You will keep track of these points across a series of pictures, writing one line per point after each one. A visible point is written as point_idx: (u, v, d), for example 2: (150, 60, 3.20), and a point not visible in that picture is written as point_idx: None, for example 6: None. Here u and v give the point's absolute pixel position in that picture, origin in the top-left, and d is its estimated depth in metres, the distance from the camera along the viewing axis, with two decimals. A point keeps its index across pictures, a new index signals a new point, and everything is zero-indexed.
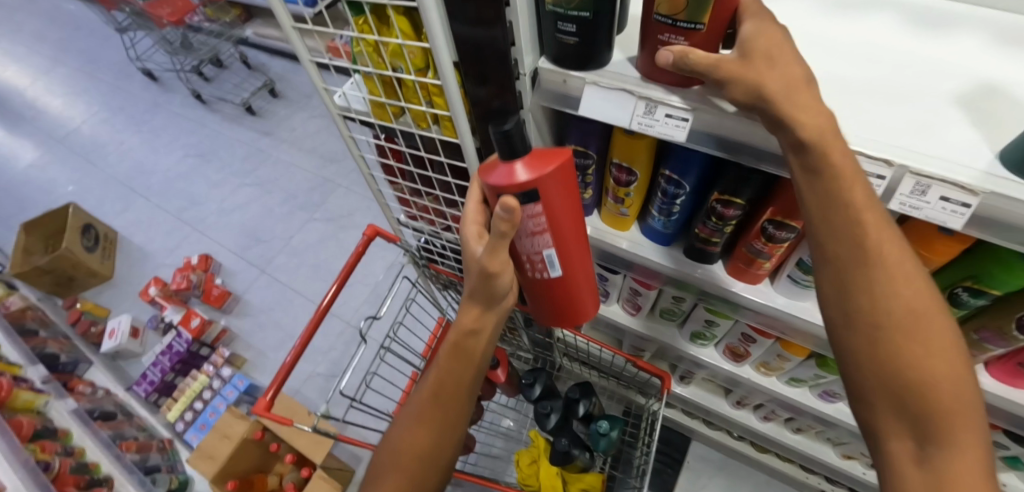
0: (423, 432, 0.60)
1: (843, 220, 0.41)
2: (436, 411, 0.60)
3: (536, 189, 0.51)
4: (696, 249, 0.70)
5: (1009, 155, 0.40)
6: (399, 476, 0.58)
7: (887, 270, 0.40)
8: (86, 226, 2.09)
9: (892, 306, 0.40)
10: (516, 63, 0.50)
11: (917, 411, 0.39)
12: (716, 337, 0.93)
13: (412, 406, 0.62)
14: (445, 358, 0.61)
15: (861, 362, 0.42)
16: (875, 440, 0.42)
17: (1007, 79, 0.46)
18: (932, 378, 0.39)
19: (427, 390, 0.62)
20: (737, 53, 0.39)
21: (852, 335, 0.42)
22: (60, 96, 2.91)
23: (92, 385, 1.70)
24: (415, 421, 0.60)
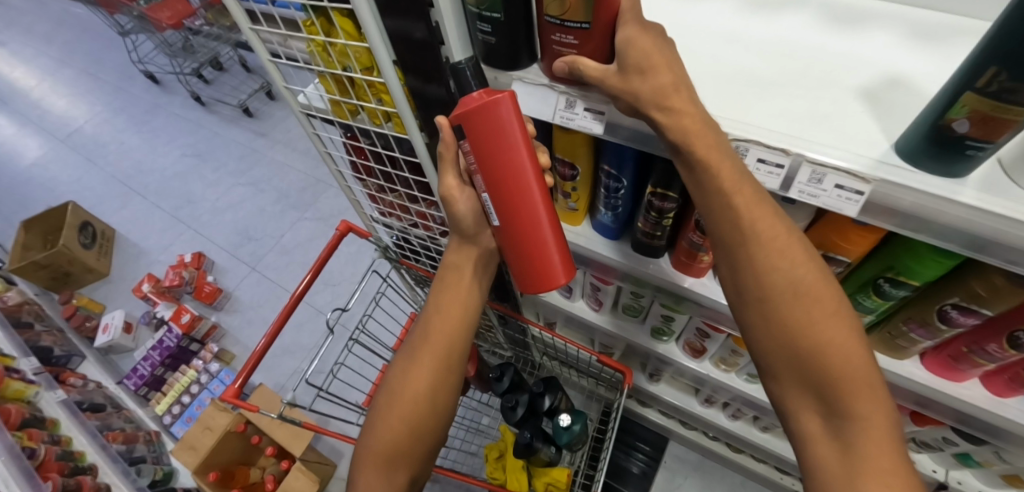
0: (419, 368, 0.63)
1: (723, 213, 0.45)
2: (433, 346, 0.65)
3: (462, 125, 0.52)
4: (643, 243, 0.72)
5: (902, 145, 0.42)
6: (402, 413, 0.62)
7: (770, 253, 0.45)
8: (84, 223, 2.14)
9: (779, 286, 0.45)
10: (448, 61, 0.56)
11: (817, 381, 0.44)
12: (675, 333, 0.95)
13: (409, 351, 0.66)
14: (437, 297, 0.67)
15: (765, 343, 0.46)
16: (790, 416, 0.47)
17: (912, 73, 0.48)
18: (824, 348, 0.43)
19: (422, 334, 0.66)
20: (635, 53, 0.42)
21: (751, 318, 0.47)
22: (65, 97, 2.98)
23: (84, 378, 1.73)
24: (410, 360, 0.64)
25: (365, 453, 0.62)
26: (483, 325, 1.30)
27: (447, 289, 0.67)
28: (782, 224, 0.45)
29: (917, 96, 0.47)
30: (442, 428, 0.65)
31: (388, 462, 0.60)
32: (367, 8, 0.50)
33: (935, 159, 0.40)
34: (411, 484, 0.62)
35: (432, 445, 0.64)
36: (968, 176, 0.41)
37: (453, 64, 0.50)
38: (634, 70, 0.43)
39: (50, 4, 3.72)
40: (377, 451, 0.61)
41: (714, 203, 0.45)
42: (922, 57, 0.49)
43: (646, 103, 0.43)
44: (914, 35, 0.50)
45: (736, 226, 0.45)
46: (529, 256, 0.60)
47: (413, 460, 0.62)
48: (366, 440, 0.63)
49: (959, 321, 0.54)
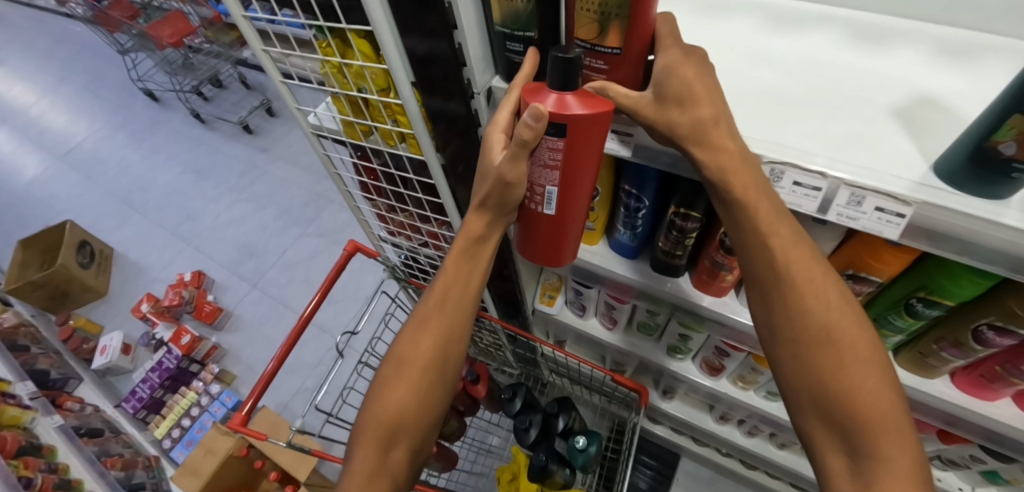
0: (424, 342, 0.58)
1: (754, 250, 0.46)
2: (441, 321, 0.59)
3: (568, 125, 0.45)
4: (662, 262, 0.70)
5: (941, 166, 0.41)
6: (404, 388, 0.57)
7: (803, 293, 0.44)
8: (82, 243, 2.11)
9: (811, 326, 0.44)
10: (470, 81, 0.58)
11: (841, 421, 0.42)
12: (692, 350, 0.93)
13: (413, 321, 0.60)
14: (448, 264, 0.59)
15: (793, 377, 0.45)
16: (816, 455, 0.45)
17: (942, 92, 0.48)
18: (851, 391, 0.42)
19: (430, 305, 0.60)
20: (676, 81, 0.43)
21: (781, 354, 0.46)
22: (64, 114, 2.96)
23: (81, 401, 1.69)
24: (415, 331, 0.59)
25: (362, 429, 0.57)
26: (492, 344, 1.28)
27: (455, 265, 0.59)
28: (819, 270, 0.45)
29: (951, 116, 0.46)
30: (443, 406, 0.61)
31: (385, 439, 0.56)
32: (389, 33, 0.49)
33: (976, 180, 0.39)
34: (410, 464, 0.58)
35: (434, 419, 0.60)
36: (1010, 198, 0.39)
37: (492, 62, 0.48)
38: (674, 101, 0.43)
39: (49, 21, 3.73)
40: (376, 423, 0.56)
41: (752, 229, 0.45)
42: (949, 75, 0.49)
43: (686, 136, 0.44)
44: (942, 53, 0.50)
45: (768, 265, 0.45)
46: (554, 246, 0.59)
47: (413, 440, 0.58)
48: (363, 413, 0.58)
49: (994, 341, 0.53)
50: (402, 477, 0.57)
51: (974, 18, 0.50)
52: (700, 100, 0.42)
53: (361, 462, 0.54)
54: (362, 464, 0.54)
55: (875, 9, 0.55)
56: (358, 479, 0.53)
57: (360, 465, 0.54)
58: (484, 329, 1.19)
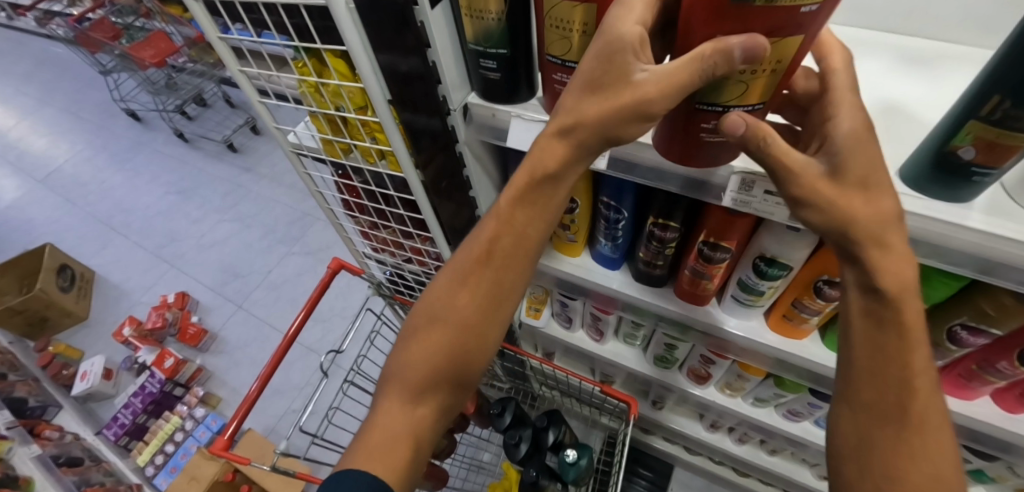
0: (465, 296, 0.54)
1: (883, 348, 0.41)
2: (475, 280, 0.54)
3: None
4: (642, 272, 0.71)
5: (906, 172, 0.42)
6: (433, 341, 0.55)
7: (925, 426, 0.41)
8: (62, 267, 2.07)
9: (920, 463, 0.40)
10: (445, 99, 0.56)
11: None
12: (679, 359, 0.93)
13: (446, 279, 0.55)
14: (498, 208, 0.52)
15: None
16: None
17: (909, 99, 0.49)
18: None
19: (466, 257, 0.54)
20: None
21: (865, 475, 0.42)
22: (44, 137, 2.92)
23: (60, 430, 1.64)
24: (455, 286, 0.54)
25: (387, 386, 0.56)
26: None
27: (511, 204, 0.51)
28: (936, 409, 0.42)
29: (914, 123, 0.47)
30: (476, 375, 0.58)
31: (411, 397, 0.54)
32: (370, 69, 0.51)
33: (939, 184, 0.40)
34: (436, 426, 0.56)
35: (470, 380, 0.57)
36: (973, 200, 0.40)
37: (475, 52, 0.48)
38: None
39: (29, 43, 3.69)
40: (405, 376, 0.55)
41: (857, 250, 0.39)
42: (914, 82, 0.50)
43: None
44: (905, 63, 0.52)
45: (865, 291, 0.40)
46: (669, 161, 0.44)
47: (438, 401, 0.56)
48: (391, 369, 0.57)
49: (969, 341, 0.53)
50: (424, 439, 0.55)
51: (932, 27, 0.52)
52: (842, 104, 0.37)
53: (384, 418, 0.54)
54: (384, 419, 0.54)
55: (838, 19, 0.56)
56: (381, 426, 0.53)
57: (382, 421, 0.54)
58: None
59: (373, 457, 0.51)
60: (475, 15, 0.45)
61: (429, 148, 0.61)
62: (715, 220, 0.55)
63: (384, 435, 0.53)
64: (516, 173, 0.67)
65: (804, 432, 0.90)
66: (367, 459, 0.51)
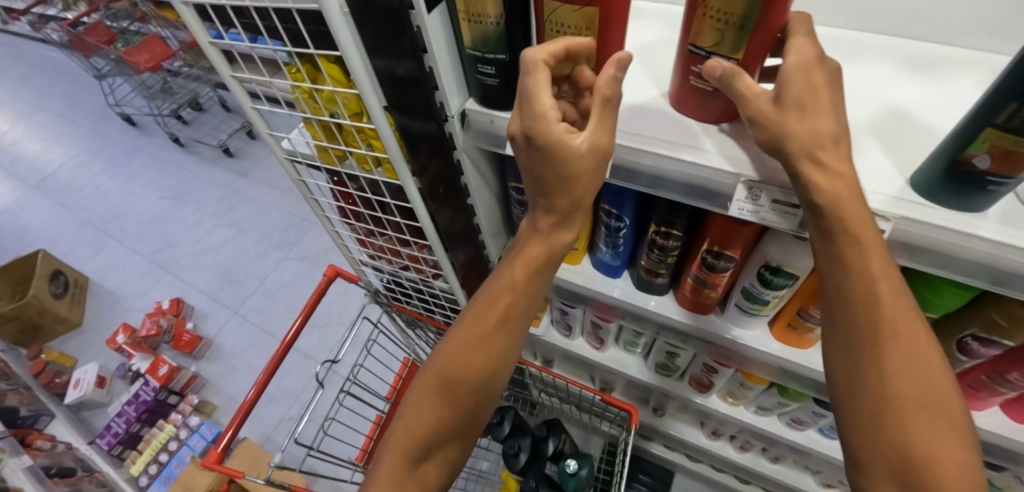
0: (478, 358, 0.52)
1: (854, 272, 0.40)
2: (484, 344, 0.53)
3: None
4: (643, 280, 0.70)
5: (917, 181, 0.41)
6: (444, 399, 0.53)
7: (906, 347, 0.39)
8: (55, 273, 2.04)
9: (907, 383, 0.39)
10: (442, 105, 0.56)
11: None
12: (680, 368, 0.91)
13: (452, 339, 0.54)
14: (510, 271, 0.52)
15: (864, 435, 0.40)
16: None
17: (917, 105, 0.48)
18: (936, 463, 0.37)
19: (475, 320, 0.53)
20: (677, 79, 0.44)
21: (857, 404, 0.41)
22: (38, 142, 2.90)
23: (52, 439, 1.61)
24: (469, 348, 0.53)
25: (389, 451, 0.52)
26: None
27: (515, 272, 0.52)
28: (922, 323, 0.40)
29: (922, 129, 0.46)
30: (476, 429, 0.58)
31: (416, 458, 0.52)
32: (366, 73, 0.50)
33: (953, 193, 0.38)
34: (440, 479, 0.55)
35: (472, 431, 0.56)
36: (987, 209, 0.39)
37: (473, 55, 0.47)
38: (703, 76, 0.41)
39: (24, 48, 3.67)
40: (412, 434, 0.52)
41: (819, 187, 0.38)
42: (921, 87, 0.49)
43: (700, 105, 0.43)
44: (911, 67, 0.51)
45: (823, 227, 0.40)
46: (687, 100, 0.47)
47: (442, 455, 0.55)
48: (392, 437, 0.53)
49: (979, 352, 0.52)
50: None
51: (938, 32, 0.51)
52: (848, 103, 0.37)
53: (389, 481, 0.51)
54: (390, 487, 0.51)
55: (841, 24, 0.55)
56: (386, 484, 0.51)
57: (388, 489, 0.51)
58: None
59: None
60: (473, 20, 0.44)
61: (426, 156, 0.59)
62: (718, 228, 0.54)
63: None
64: (515, 181, 0.65)
65: (807, 440, 0.89)
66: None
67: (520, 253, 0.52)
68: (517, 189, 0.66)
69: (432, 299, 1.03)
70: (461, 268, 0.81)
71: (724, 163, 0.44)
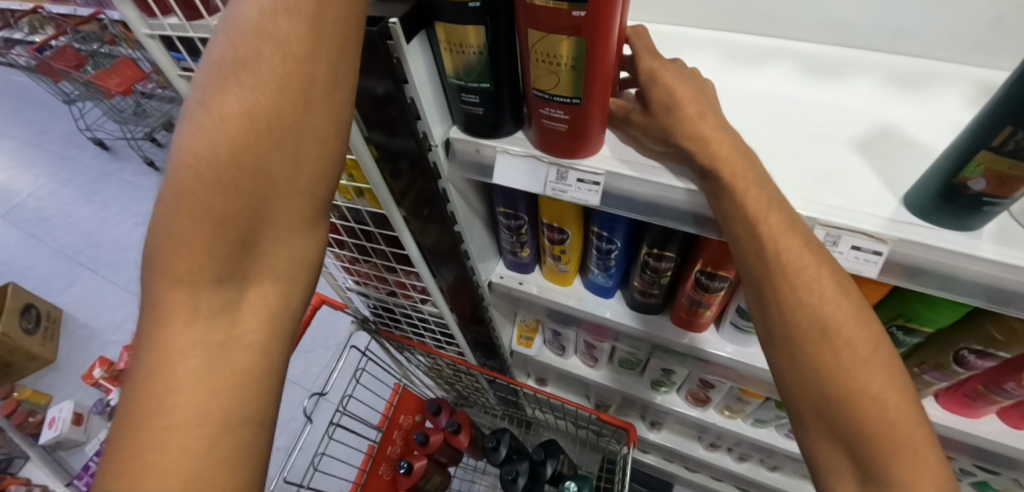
0: (248, 138, 0.35)
1: (735, 219, 0.39)
2: (256, 132, 0.35)
3: (578, 31, 0.36)
4: (638, 301, 0.68)
5: (911, 201, 0.40)
6: (210, 219, 0.35)
7: (796, 286, 0.37)
8: (26, 307, 1.96)
9: (805, 322, 0.37)
10: (427, 135, 0.52)
11: (848, 434, 0.35)
12: (676, 383, 0.90)
13: (194, 141, 0.35)
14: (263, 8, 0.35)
15: (797, 391, 0.38)
16: (817, 467, 0.38)
17: (901, 125, 0.48)
18: (864, 405, 0.35)
19: (229, 99, 0.35)
20: (659, 111, 0.43)
21: (776, 355, 0.39)
22: (6, 170, 2.79)
23: (27, 484, 1.54)
24: (227, 126, 0.35)
25: (164, 343, 0.34)
26: (472, 388, 1.22)
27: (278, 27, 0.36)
28: (814, 252, 0.37)
29: (910, 147, 0.46)
30: (300, 279, 0.41)
31: (217, 344, 0.35)
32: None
33: (948, 213, 0.38)
34: (267, 362, 0.37)
35: (286, 258, 0.40)
36: (982, 229, 0.39)
37: (458, 82, 0.45)
38: (660, 106, 0.42)
39: None
40: (185, 282, 0.35)
41: (697, 154, 0.40)
42: (905, 106, 0.49)
43: (676, 134, 0.41)
44: (895, 84, 0.51)
45: (715, 193, 0.40)
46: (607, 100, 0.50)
47: (257, 324, 0.38)
48: (157, 323, 0.35)
49: (977, 364, 0.51)
50: (254, 384, 0.36)
51: (918, 48, 0.51)
52: None
53: (177, 381, 0.33)
54: (177, 391, 0.33)
55: (822, 39, 0.55)
56: (171, 366, 0.34)
57: (172, 395, 0.33)
58: (461, 373, 1.13)
59: (171, 442, 0.32)
60: (455, 50, 0.42)
61: (412, 187, 0.57)
62: (712, 251, 0.53)
63: (182, 412, 0.33)
64: (503, 207, 0.64)
65: None
66: (156, 466, 0.31)
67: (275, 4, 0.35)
68: (505, 213, 0.65)
69: (421, 323, 1.00)
70: (448, 291, 0.77)
71: (671, 179, 0.44)
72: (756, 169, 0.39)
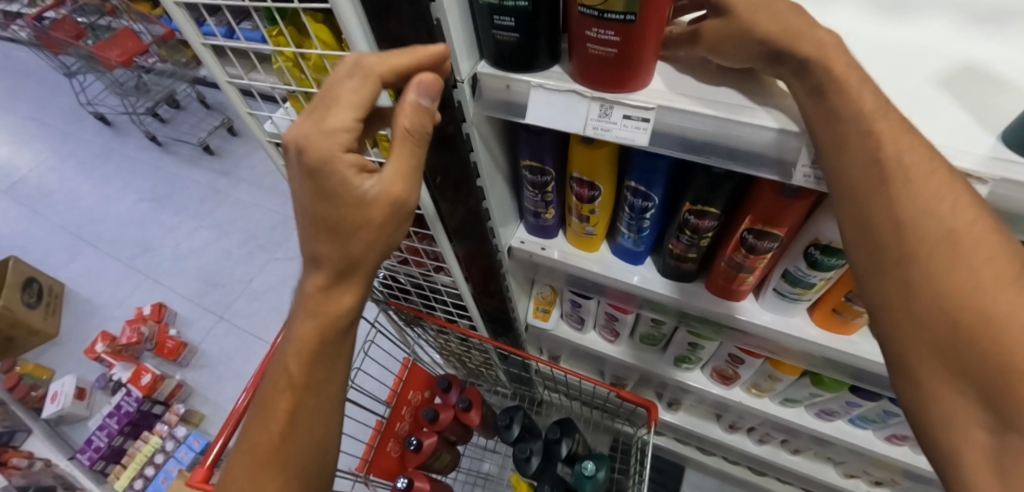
0: (267, 460, 0.48)
1: (844, 118, 0.33)
2: (276, 459, 0.48)
3: None
4: (672, 267, 0.64)
5: (1011, 135, 0.35)
6: None
7: (916, 194, 0.31)
8: (28, 281, 1.93)
9: (929, 235, 0.31)
10: (451, 69, 0.47)
11: (982, 372, 0.27)
12: (702, 359, 0.86)
13: (234, 478, 0.49)
14: (284, 366, 0.48)
15: (908, 325, 0.31)
16: (931, 422, 0.30)
17: (988, 63, 0.42)
18: (1010, 336, 0.27)
19: (262, 435, 0.48)
20: (745, 19, 0.37)
21: (882, 284, 0.33)
22: (6, 145, 2.75)
23: (28, 457, 1.52)
24: (253, 450, 0.48)
25: None
26: (482, 364, 1.18)
27: (342, 94, 0.39)
28: (939, 160, 0.32)
29: (1001, 86, 0.41)
30: None
31: None
32: (362, 31, 0.42)
33: None
34: None
35: None
36: None
37: (492, 2, 0.39)
38: (737, 20, 0.38)
39: None
40: None
41: (800, 50, 0.35)
42: (990, 44, 0.44)
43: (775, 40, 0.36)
44: (976, 21, 0.45)
45: (816, 91, 0.35)
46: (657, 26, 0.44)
47: None
48: None
49: None
50: None
51: None
52: None
53: None
54: None
55: None
56: None
57: None
58: (471, 348, 1.08)
59: None
60: None
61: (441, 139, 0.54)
62: (765, 204, 0.48)
63: None
64: (529, 159, 0.59)
65: (838, 432, 0.84)
66: None
67: (290, 340, 0.47)
68: (531, 168, 0.60)
69: (433, 294, 0.96)
70: (464, 258, 0.74)
71: (748, 118, 0.39)
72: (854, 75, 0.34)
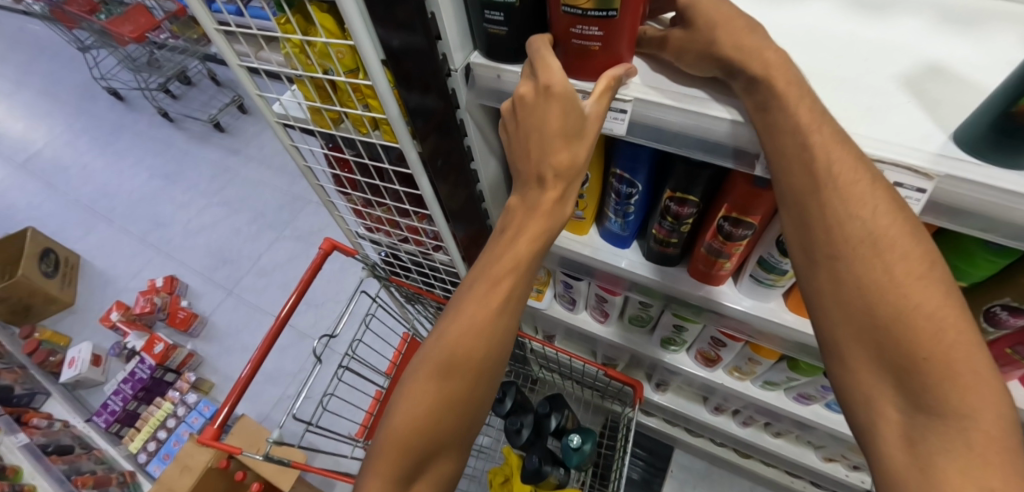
0: (468, 342, 0.48)
1: (786, 132, 0.37)
2: (482, 346, 0.48)
3: None
4: (656, 252, 0.67)
5: (961, 135, 0.37)
6: (434, 388, 0.48)
7: (846, 199, 0.36)
8: (45, 251, 1.99)
9: (855, 238, 0.36)
10: (445, 58, 0.51)
11: (900, 359, 0.33)
12: (686, 342, 0.90)
13: (437, 353, 0.49)
14: (512, 251, 0.48)
15: (836, 315, 0.37)
16: (857, 400, 0.36)
17: (952, 63, 0.44)
18: (919, 329, 0.33)
19: (466, 319, 0.48)
20: (708, 30, 0.40)
21: (816, 280, 0.38)
22: (23, 119, 2.80)
23: (48, 418, 1.60)
24: (463, 327, 0.48)
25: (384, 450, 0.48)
26: None
27: (547, 55, 0.42)
28: (865, 165, 0.36)
29: (961, 86, 0.43)
30: (472, 432, 0.53)
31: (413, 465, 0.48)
32: (361, 24, 0.45)
33: (1000, 149, 0.35)
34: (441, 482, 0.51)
35: (474, 417, 0.51)
36: None
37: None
38: (702, 26, 0.41)
39: (6, 21, 3.51)
40: (409, 416, 0.48)
41: (749, 67, 0.38)
42: (959, 43, 0.46)
43: (729, 54, 0.39)
44: (948, 21, 0.47)
45: (762, 107, 0.38)
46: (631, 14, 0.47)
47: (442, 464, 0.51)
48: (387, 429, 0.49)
49: (1008, 322, 0.49)
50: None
51: None
52: None
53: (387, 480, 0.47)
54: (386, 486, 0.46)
55: None
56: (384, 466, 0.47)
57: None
58: None
59: None
60: None
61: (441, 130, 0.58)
62: (740, 192, 0.50)
63: None
64: None
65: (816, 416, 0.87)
66: None
67: (520, 230, 0.47)
68: None
69: (432, 272, 1.00)
70: (462, 239, 0.79)
71: (712, 110, 0.42)
72: (797, 86, 0.38)
